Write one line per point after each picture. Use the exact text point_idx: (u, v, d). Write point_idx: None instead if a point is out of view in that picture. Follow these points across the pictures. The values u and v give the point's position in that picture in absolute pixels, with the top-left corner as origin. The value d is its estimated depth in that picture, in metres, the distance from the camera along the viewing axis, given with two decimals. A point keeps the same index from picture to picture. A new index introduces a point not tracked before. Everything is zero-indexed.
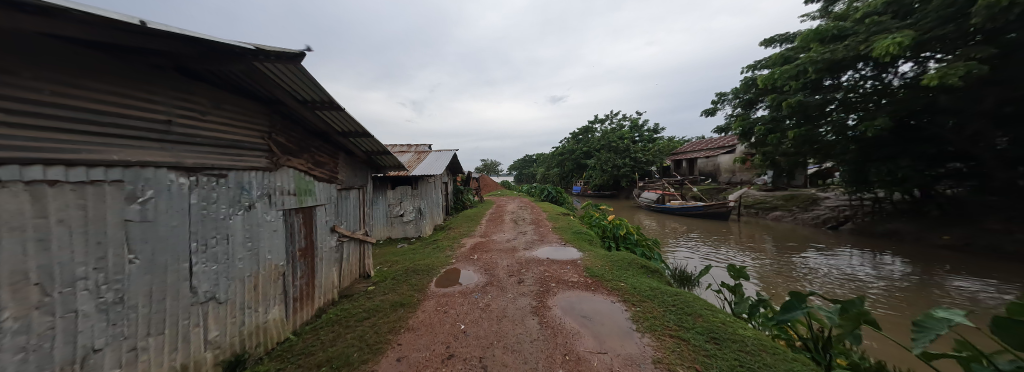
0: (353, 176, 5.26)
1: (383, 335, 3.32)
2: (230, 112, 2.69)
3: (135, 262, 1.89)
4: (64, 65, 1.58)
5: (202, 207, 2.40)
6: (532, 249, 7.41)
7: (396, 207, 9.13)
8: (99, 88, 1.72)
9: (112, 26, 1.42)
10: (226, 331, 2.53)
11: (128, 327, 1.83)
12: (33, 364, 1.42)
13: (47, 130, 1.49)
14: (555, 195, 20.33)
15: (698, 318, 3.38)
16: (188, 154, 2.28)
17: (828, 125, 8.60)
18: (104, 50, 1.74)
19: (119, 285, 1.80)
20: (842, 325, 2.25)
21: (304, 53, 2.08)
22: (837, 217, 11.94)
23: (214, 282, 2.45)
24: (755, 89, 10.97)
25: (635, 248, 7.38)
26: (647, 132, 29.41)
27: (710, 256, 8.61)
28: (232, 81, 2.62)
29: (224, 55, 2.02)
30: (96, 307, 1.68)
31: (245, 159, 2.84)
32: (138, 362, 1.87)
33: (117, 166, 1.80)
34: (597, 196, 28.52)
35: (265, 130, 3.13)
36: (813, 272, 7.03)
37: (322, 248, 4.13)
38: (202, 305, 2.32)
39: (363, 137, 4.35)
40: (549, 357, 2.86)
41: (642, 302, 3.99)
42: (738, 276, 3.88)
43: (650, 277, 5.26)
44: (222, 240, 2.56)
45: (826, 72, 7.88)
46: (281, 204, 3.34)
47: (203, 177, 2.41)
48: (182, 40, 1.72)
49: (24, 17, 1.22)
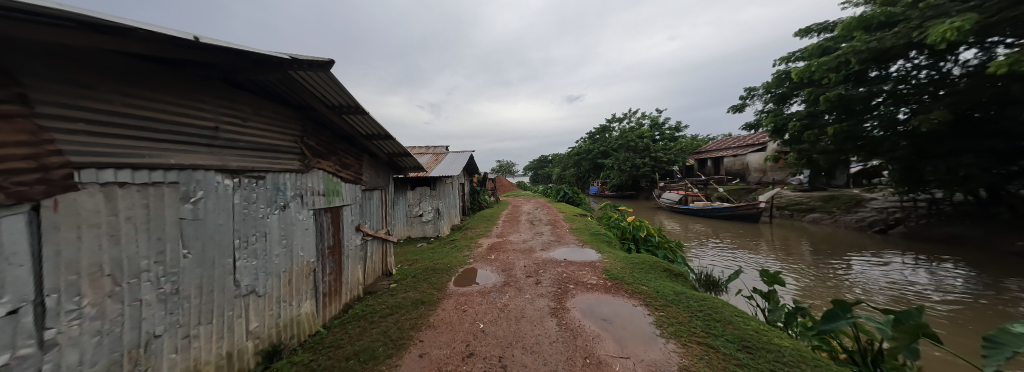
0: (375, 178, 5.44)
1: (406, 331, 3.42)
2: (268, 118, 2.88)
3: (188, 256, 2.07)
4: (127, 78, 1.74)
5: (244, 206, 2.59)
6: (549, 250, 7.41)
7: (416, 207, 9.40)
8: (157, 98, 1.90)
9: (169, 41, 1.57)
10: (263, 323, 2.70)
11: (182, 316, 2.02)
12: (107, 346, 1.60)
13: (114, 137, 1.66)
14: (570, 195, 20.14)
15: (727, 325, 3.24)
16: (232, 157, 2.47)
17: (874, 120, 7.80)
18: (160, 63, 1.91)
19: (175, 277, 1.98)
20: (896, 338, 2.08)
21: (333, 60, 2.19)
22: (886, 219, 10.94)
23: (254, 276, 2.63)
24: (788, 82, 10.30)
25: (656, 251, 7.18)
26: (667, 130, 28.36)
27: (736, 259, 8.25)
28: (271, 90, 2.82)
29: (263, 65, 2.17)
30: (156, 297, 1.86)
31: (280, 162, 3.03)
32: (190, 348, 2.05)
33: (173, 169, 1.98)
34: (614, 197, 27.96)
35: (297, 135, 3.32)
36: (854, 279, 6.53)
37: (348, 246, 4.32)
38: (244, 297, 2.51)
39: (386, 140, 4.53)
40: (569, 359, 2.83)
41: (665, 307, 3.83)
42: (772, 283, 3.63)
43: (673, 281, 5.07)
44: (261, 237, 2.76)
45: (871, 62, 7.21)
46: (312, 204, 3.53)
47: (245, 179, 2.60)
48: (227, 52, 1.87)
49: (92, 35, 1.36)
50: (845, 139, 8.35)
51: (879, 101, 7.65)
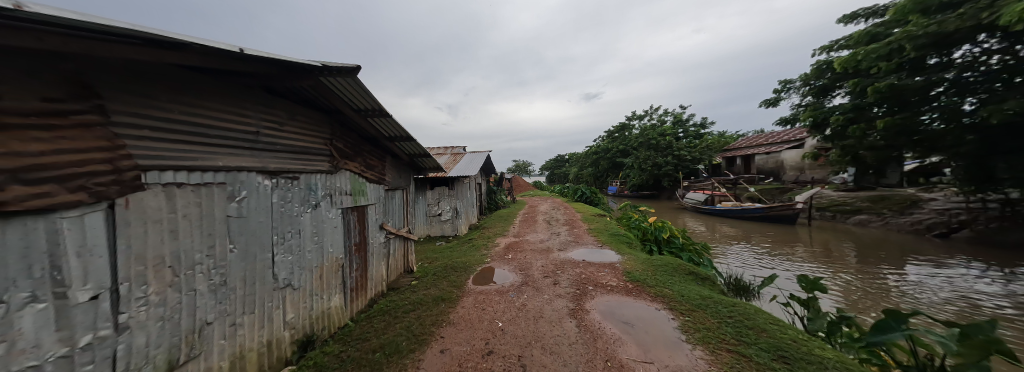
0: (397, 178, 5.64)
1: (427, 327, 3.52)
2: (302, 123, 3.07)
3: (234, 251, 2.25)
4: (184, 89, 1.92)
5: (281, 205, 2.78)
6: (567, 250, 7.32)
7: (435, 206, 9.63)
8: (208, 106, 2.08)
9: (218, 54, 1.71)
10: (299, 314, 2.89)
11: (230, 306, 2.20)
12: (168, 330, 1.78)
13: (174, 142, 1.84)
14: (588, 195, 19.77)
15: (761, 333, 3.05)
16: (271, 159, 2.66)
17: (934, 112, 6.81)
18: (210, 74, 2.09)
19: (223, 270, 2.16)
20: (964, 354, 1.87)
21: (360, 66, 2.29)
22: (947, 223, 9.81)
23: (290, 270, 2.81)
24: (830, 73, 9.52)
25: (680, 253, 6.89)
26: (691, 127, 27.08)
27: (768, 263, 7.75)
28: (304, 96, 3.00)
29: (297, 72, 2.32)
30: (208, 287, 2.05)
31: (312, 163, 3.22)
32: (237, 335, 2.24)
33: (221, 171, 2.16)
34: (634, 196, 27.14)
35: (327, 138, 3.51)
36: (908, 288, 5.92)
37: (373, 244, 4.51)
38: (281, 290, 2.69)
39: (407, 141, 4.68)
40: (589, 361, 2.80)
41: (691, 311, 3.68)
42: (812, 290, 3.37)
43: (699, 285, 4.85)
44: (296, 234, 2.94)
45: (931, 48, 6.34)
46: (340, 203, 3.73)
47: (282, 179, 2.79)
48: (266, 61, 2.01)
49: (153, 50, 1.51)
50: (898, 133, 7.53)
51: (940, 91, 6.80)
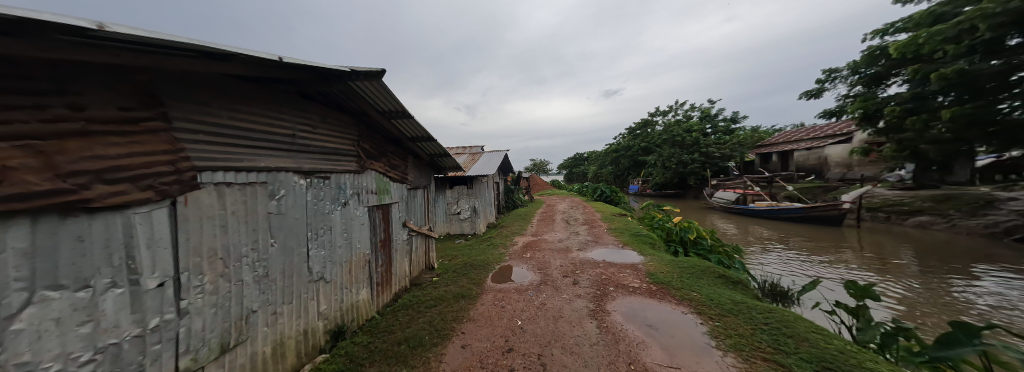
0: (419, 177, 5.81)
1: (448, 322, 3.60)
2: (332, 125, 3.24)
3: (274, 245, 2.43)
4: (232, 96, 2.10)
5: (315, 203, 2.96)
6: (587, 250, 7.19)
7: (454, 205, 9.83)
8: (251, 111, 2.25)
9: (259, 63, 1.85)
10: (331, 306, 3.06)
11: (271, 296, 2.38)
12: (220, 316, 1.96)
13: (223, 145, 2.02)
14: (608, 194, 19.26)
15: (802, 342, 2.83)
16: (305, 160, 2.83)
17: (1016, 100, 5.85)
18: (253, 81, 2.26)
19: (265, 262, 2.34)
20: None
21: (385, 69, 2.38)
22: None
23: (322, 264, 2.99)
24: (884, 60, 8.60)
25: (708, 255, 6.54)
26: (720, 122, 25.56)
27: (808, 268, 7.18)
28: (334, 100, 3.16)
29: (328, 77, 2.45)
30: (253, 278, 2.22)
31: (342, 163, 3.40)
32: (277, 323, 2.42)
33: (262, 171, 2.34)
34: (657, 196, 26.11)
35: (355, 139, 3.68)
36: (981, 299, 5.22)
37: (396, 241, 4.69)
38: (315, 283, 2.87)
39: (429, 141, 4.80)
40: (611, 363, 2.74)
41: (721, 316, 3.48)
42: (863, 297, 3.09)
43: (730, 289, 4.58)
44: (327, 230, 3.12)
45: (1012, 27, 5.37)
46: (367, 201, 3.90)
47: (316, 179, 2.97)
48: (301, 68, 2.14)
49: (205, 62, 1.66)
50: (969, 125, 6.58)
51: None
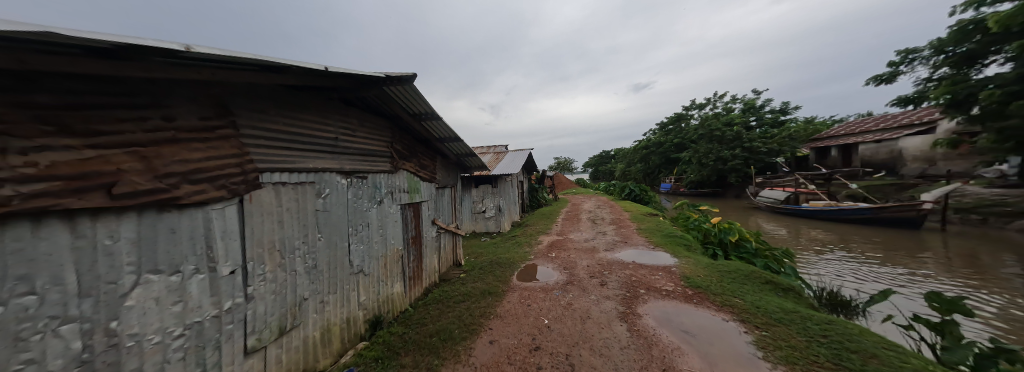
0: (446, 177, 6.00)
1: (476, 318, 3.69)
2: (369, 129, 3.46)
3: (321, 239, 2.65)
4: (285, 104, 2.33)
5: (355, 201, 3.18)
6: (615, 251, 6.96)
7: (480, 204, 10.01)
8: (302, 117, 2.48)
9: (308, 73, 2.03)
10: (369, 297, 3.28)
11: (319, 285, 2.60)
12: (279, 302, 2.19)
13: (280, 148, 2.24)
14: (637, 193, 18.43)
15: (870, 359, 2.51)
16: (346, 161, 3.06)
17: None
18: (302, 90, 2.48)
19: (314, 255, 2.56)
20: None
21: (416, 73, 2.49)
22: None
23: (362, 258, 3.21)
24: (981, 35, 7.26)
25: (752, 259, 6.03)
26: (766, 115, 23.30)
27: (875, 277, 6.31)
28: (371, 104, 3.37)
29: (366, 84, 2.61)
30: (304, 268, 2.45)
31: (378, 164, 3.62)
32: (325, 310, 2.64)
33: (311, 171, 2.57)
34: (691, 195, 24.45)
35: (389, 141, 3.89)
36: None
37: (426, 237, 4.89)
38: (356, 275, 3.09)
39: (456, 142, 4.94)
40: (643, 368, 2.65)
41: (769, 326, 3.19)
42: (950, 311, 2.66)
43: (779, 297, 4.18)
44: (366, 227, 3.34)
45: None
46: (399, 200, 4.12)
47: (355, 178, 3.19)
48: (343, 76, 2.31)
49: (264, 74, 1.86)
50: None
51: None
